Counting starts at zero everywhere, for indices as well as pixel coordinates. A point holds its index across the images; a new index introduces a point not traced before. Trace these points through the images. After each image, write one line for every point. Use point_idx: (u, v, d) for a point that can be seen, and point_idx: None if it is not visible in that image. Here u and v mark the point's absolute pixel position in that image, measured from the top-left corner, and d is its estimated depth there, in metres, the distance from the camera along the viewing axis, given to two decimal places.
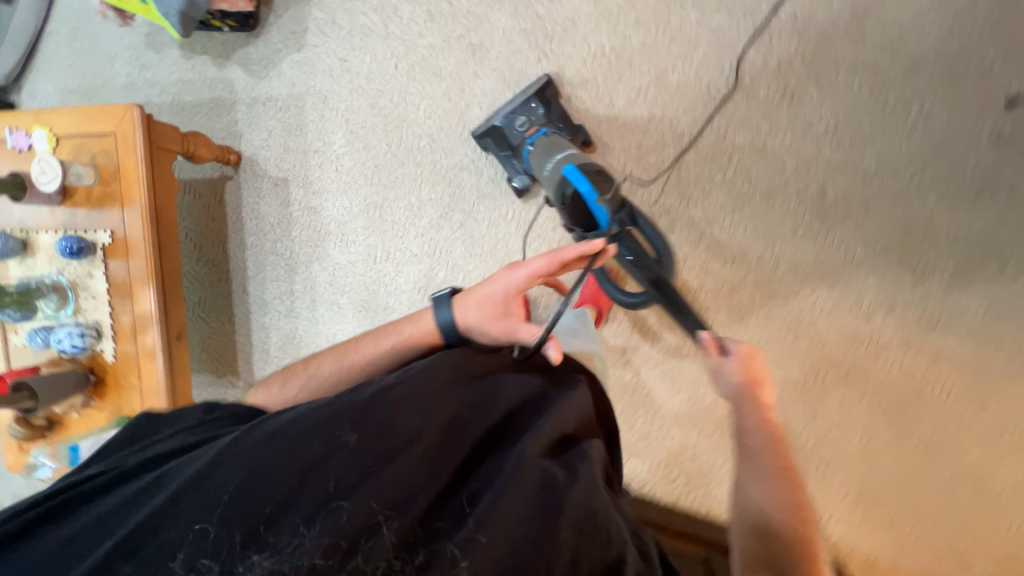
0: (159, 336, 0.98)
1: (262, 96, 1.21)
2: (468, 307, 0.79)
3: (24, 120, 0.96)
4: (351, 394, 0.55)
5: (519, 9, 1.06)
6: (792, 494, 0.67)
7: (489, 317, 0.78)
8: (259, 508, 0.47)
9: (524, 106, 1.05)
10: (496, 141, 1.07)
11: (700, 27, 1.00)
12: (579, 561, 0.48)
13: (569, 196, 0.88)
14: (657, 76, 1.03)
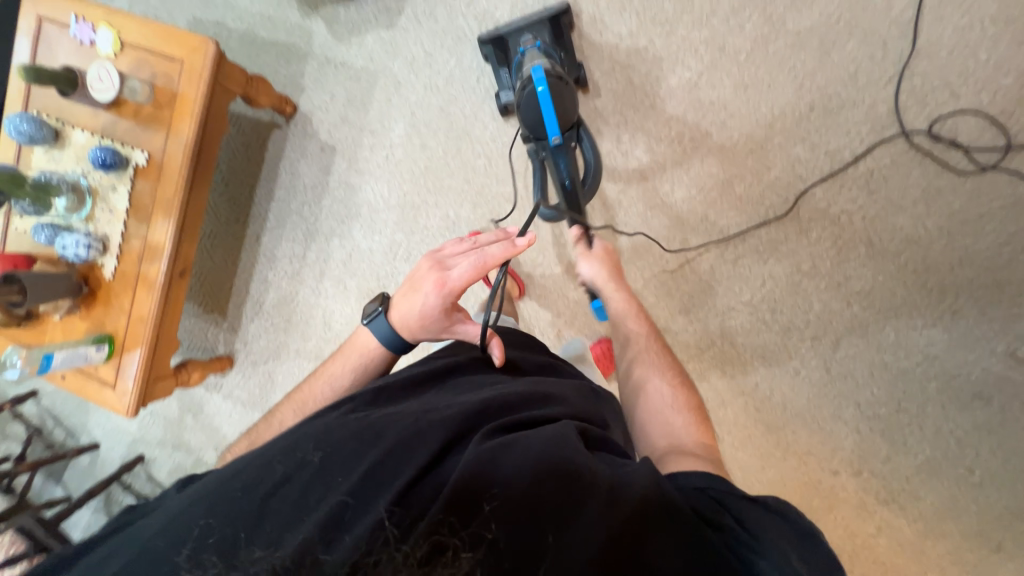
0: (164, 270, 0.96)
1: (337, 60, 1.18)
2: (404, 318, 0.80)
3: (93, 14, 0.93)
4: (310, 426, 0.59)
5: (616, 69, 1.05)
6: (698, 424, 0.67)
7: (428, 324, 0.78)
8: (224, 526, 0.48)
9: (533, 27, 1.03)
10: (499, 57, 1.06)
11: (779, 151, 1.00)
12: (542, 510, 0.46)
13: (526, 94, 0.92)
14: (723, 182, 1.03)
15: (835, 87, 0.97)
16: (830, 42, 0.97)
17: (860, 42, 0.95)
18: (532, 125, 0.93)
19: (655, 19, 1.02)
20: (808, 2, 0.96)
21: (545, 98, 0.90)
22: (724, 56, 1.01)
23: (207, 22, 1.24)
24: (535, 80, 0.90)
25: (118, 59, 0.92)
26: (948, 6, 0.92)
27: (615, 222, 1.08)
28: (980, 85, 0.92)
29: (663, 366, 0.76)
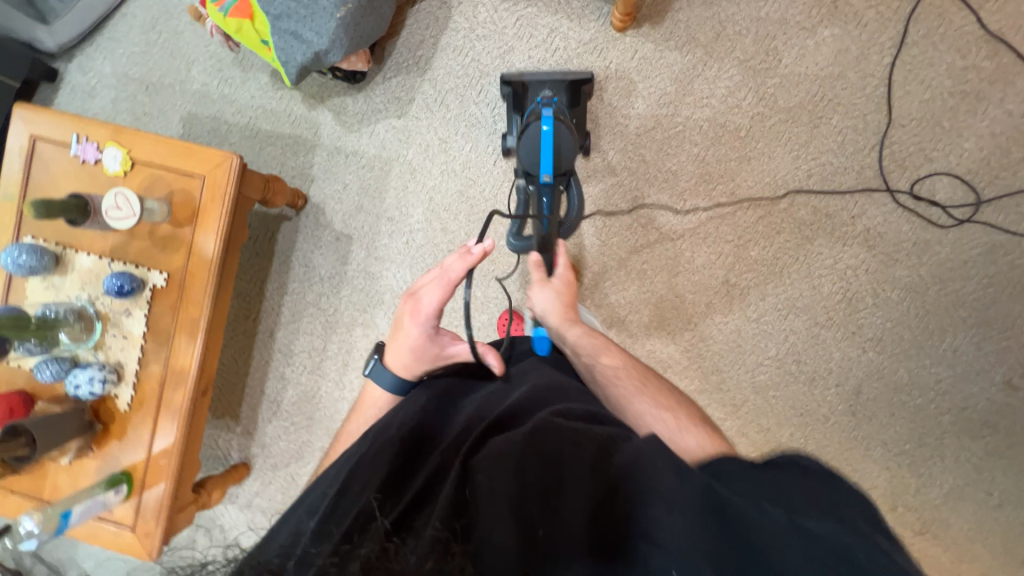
0: (190, 394, 0.89)
1: (347, 149, 1.17)
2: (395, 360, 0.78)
3: (99, 133, 0.88)
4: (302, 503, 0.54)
5: (628, 148, 1.11)
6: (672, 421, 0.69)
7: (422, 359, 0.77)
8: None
9: (555, 84, 1.05)
10: (513, 102, 1.08)
11: (786, 215, 1.08)
12: (548, 460, 0.48)
13: (531, 130, 0.95)
14: (739, 247, 1.09)
15: (828, 156, 1.07)
16: (819, 116, 1.06)
17: (844, 116, 1.06)
18: (528, 157, 0.96)
19: (660, 102, 1.09)
20: (795, 82, 1.06)
21: (544, 139, 0.93)
22: (726, 133, 1.08)
23: (203, 117, 1.20)
24: (540, 120, 0.93)
25: (128, 178, 0.88)
26: (913, 83, 1.04)
27: (642, 290, 1.11)
28: (949, 149, 1.05)
29: (648, 396, 0.73)
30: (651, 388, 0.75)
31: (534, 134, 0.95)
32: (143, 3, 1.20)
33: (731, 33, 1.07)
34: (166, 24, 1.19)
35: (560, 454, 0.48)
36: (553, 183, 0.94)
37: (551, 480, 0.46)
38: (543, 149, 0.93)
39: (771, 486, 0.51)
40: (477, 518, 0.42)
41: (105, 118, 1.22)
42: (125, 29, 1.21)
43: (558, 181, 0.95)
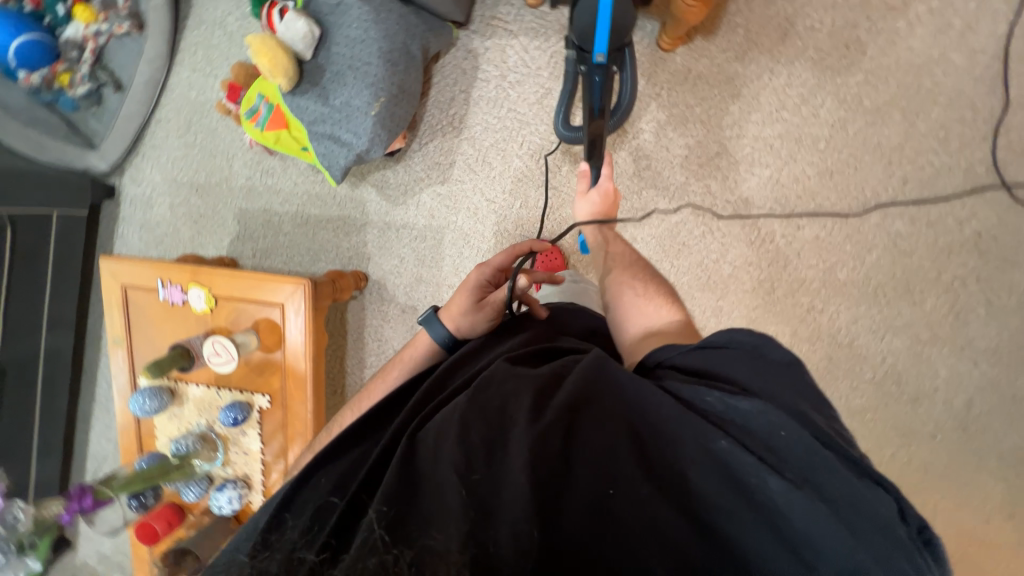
0: None
1: (397, 223, 1.15)
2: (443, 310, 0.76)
3: (178, 275, 0.93)
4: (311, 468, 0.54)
5: (690, 180, 1.02)
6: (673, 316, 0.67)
7: (464, 309, 0.74)
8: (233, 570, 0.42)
9: None
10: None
11: (879, 230, 0.97)
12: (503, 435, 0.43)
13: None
14: (825, 271, 1.01)
15: (927, 156, 0.94)
16: (913, 112, 0.93)
17: (944, 107, 0.92)
18: (582, 23, 0.81)
19: (722, 123, 0.99)
20: (882, 78, 0.93)
21: (607, 7, 0.77)
22: (803, 147, 0.97)
23: (254, 211, 1.21)
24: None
25: (215, 314, 0.93)
26: None
27: (719, 328, 1.06)
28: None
29: (636, 287, 0.72)
30: (647, 281, 0.74)
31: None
32: (175, 106, 1.20)
33: (799, 31, 0.94)
34: (200, 124, 1.20)
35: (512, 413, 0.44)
36: (609, 62, 0.85)
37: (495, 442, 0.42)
38: (601, 18, 0.78)
39: (724, 380, 0.47)
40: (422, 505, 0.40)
41: (166, 225, 1.26)
42: (165, 135, 1.22)
43: (613, 58, 0.85)
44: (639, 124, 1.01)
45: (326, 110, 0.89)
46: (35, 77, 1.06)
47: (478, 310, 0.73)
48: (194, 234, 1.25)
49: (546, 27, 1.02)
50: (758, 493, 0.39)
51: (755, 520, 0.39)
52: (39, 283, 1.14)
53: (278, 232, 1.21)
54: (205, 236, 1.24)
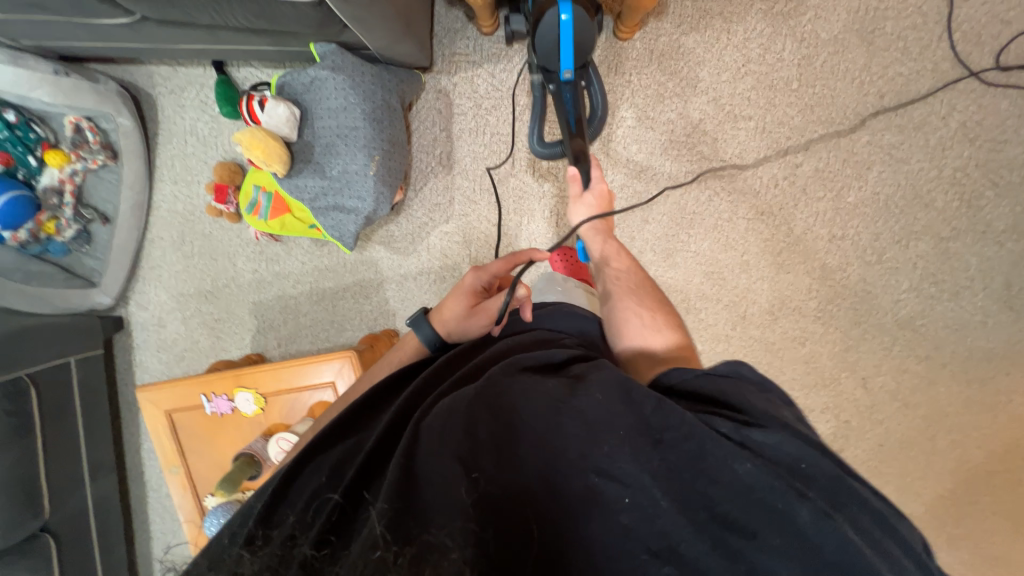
0: None
1: (413, 272, 1.15)
2: (436, 312, 0.75)
3: (221, 384, 0.91)
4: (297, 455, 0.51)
5: (682, 151, 1.04)
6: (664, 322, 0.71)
7: (457, 313, 0.73)
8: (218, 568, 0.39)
9: None
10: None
11: (872, 146, 1.01)
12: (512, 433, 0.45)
13: (548, 19, 0.78)
14: (834, 198, 1.03)
15: (892, 68, 0.99)
16: (868, 33, 0.98)
17: (892, 20, 0.97)
18: (545, 45, 0.82)
19: (696, 91, 1.02)
20: (831, 10, 0.98)
21: (568, 29, 0.79)
22: (778, 92, 1.01)
23: (269, 300, 1.20)
24: (562, 3, 0.76)
25: (268, 412, 0.91)
26: None
27: (752, 282, 1.07)
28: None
29: (638, 300, 0.73)
30: (649, 303, 0.73)
31: (552, 20, 0.79)
32: (165, 222, 1.20)
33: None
34: (194, 232, 1.19)
35: (519, 419, 0.46)
36: (575, 77, 0.88)
37: (503, 443, 0.44)
38: (563, 38, 0.80)
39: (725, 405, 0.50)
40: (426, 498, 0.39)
41: (183, 340, 1.24)
42: (161, 253, 1.22)
43: (576, 74, 0.88)
44: (619, 113, 1.04)
45: (329, 182, 0.90)
46: (22, 233, 1.03)
47: (469, 314, 0.72)
48: (214, 342, 1.23)
49: (504, 49, 1.05)
50: (725, 475, 0.41)
51: (733, 503, 0.40)
52: (73, 434, 1.10)
53: (296, 315, 1.20)
54: (225, 339, 1.22)
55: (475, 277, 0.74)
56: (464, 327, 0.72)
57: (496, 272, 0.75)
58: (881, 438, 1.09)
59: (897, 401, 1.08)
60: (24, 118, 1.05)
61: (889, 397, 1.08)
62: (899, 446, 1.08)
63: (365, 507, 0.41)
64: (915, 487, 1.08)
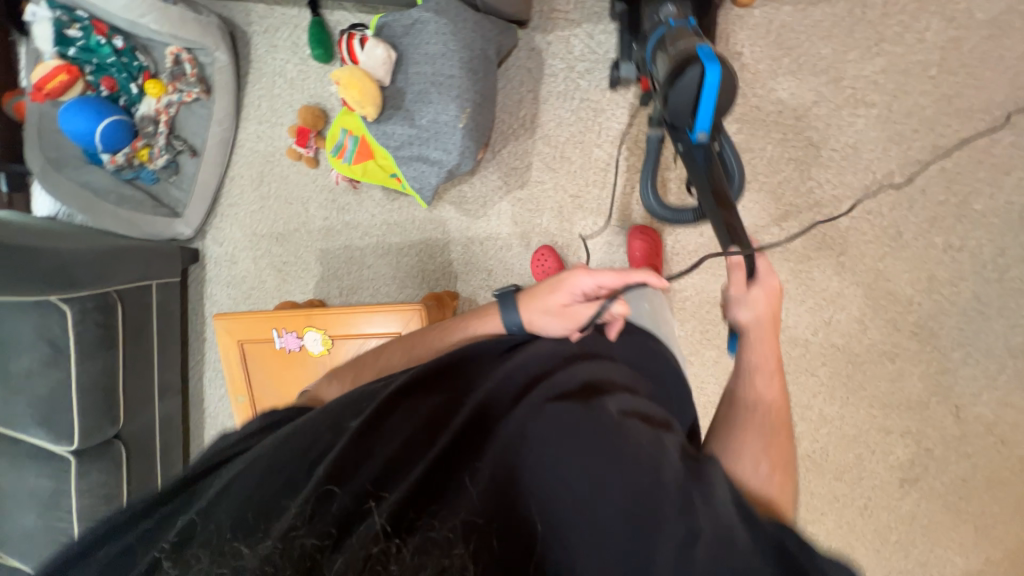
0: None
1: (480, 236, 1.13)
2: (525, 293, 0.63)
3: (293, 322, 0.93)
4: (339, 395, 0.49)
5: (789, 136, 0.95)
6: (773, 479, 0.48)
7: (541, 304, 0.60)
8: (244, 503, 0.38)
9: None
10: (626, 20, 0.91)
11: (1015, 149, 0.89)
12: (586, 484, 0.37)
13: (688, 75, 0.67)
14: (958, 203, 0.92)
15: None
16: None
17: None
18: (679, 104, 0.70)
19: (816, 69, 0.93)
20: None
21: (713, 88, 0.66)
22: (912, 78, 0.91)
23: (335, 248, 1.22)
24: (705, 61, 0.66)
25: (332, 354, 0.92)
26: None
27: (844, 286, 0.98)
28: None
29: (764, 436, 0.52)
30: (777, 453, 0.50)
31: (694, 79, 0.67)
32: (246, 161, 1.23)
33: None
34: (272, 173, 1.22)
35: (599, 478, 0.37)
36: (713, 141, 0.72)
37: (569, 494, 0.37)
38: (705, 100, 0.67)
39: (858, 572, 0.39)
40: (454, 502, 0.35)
41: (251, 278, 1.28)
42: (239, 191, 1.25)
43: (716, 134, 0.73)
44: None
45: (416, 133, 0.88)
46: (119, 157, 1.09)
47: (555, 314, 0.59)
48: (280, 283, 1.26)
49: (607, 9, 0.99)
50: None
51: None
52: (146, 355, 1.16)
53: (361, 265, 1.21)
54: (290, 282, 1.26)
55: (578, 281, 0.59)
56: (545, 322, 0.60)
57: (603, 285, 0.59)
58: (964, 472, 0.99)
59: (993, 436, 0.97)
60: (130, 45, 1.09)
61: (985, 431, 0.98)
62: (985, 484, 0.98)
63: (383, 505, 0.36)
64: (995, 530, 0.98)
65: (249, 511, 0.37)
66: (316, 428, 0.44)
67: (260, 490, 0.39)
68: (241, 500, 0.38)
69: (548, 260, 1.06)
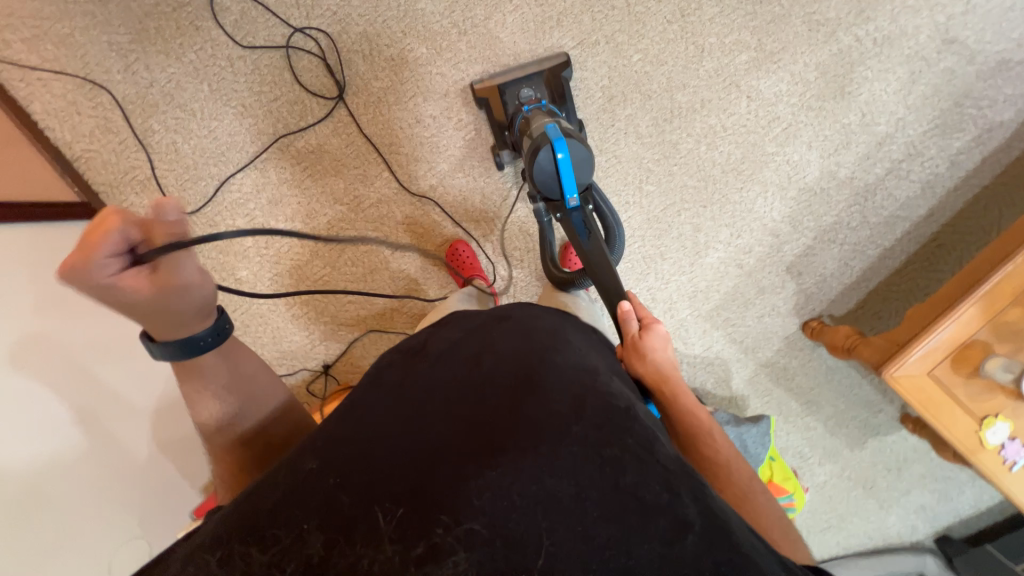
0: None
1: (739, 340, 1.15)
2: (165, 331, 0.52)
3: (990, 456, 0.84)
4: (374, 429, 0.49)
5: (492, 206, 1.09)
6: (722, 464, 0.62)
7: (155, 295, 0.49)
8: (347, 512, 0.41)
9: (533, 85, 0.97)
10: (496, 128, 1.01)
11: (377, 58, 1.02)
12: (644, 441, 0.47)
13: (539, 156, 0.78)
14: (437, 53, 1.02)
15: (308, 105, 1.04)
16: (302, 141, 1.06)
17: (281, 131, 1.06)
18: (545, 180, 0.78)
19: (442, 231, 1.11)
20: (314, 184, 1.08)
21: (566, 166, 0.77)
22: (388, 168, 1.08)
23: (841, 437, 1.21)
24: (554, 144, 0.76)
25: (1000, 407, 0.83)
26: (215, 124, 1.06)
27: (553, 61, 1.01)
28: (190, 36, 1.02)
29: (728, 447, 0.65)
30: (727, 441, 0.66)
31: (548, 160, 0.77)
32: (822, 548, 1.29)
33: (349, 253, 1.12)
34: (817, 523, 1.27)
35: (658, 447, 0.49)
36: (584, 202, 0.80)
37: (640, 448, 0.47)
38: (563, 176, 0.77)
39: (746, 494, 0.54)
40: (474, 467, 0.43)
41: (924, 481, 1.24)
42: (849, 539, 1.28)
43: (585, 201, 0.82)
44: (496, 273, 1.12)
45: None
46: None
47: (176, 289, 0.48)
48: (906, 461, 1.23)
49: None
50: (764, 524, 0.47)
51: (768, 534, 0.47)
52: None
53: (835, 408, 1.20)
54: (900, 451, 1.22)
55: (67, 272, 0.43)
56: (184, 305, 0.50)
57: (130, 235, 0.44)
58: None
59: None
60: None
61: None
62: None
63: (444, 525, 0.40)
64: None
65: (332, 529, 0.40)
66: (384, 453, 0.46)
67: (335, 522, 0.41)
68: (325, 512, 0.41)
69: (466, 251, 1.08)
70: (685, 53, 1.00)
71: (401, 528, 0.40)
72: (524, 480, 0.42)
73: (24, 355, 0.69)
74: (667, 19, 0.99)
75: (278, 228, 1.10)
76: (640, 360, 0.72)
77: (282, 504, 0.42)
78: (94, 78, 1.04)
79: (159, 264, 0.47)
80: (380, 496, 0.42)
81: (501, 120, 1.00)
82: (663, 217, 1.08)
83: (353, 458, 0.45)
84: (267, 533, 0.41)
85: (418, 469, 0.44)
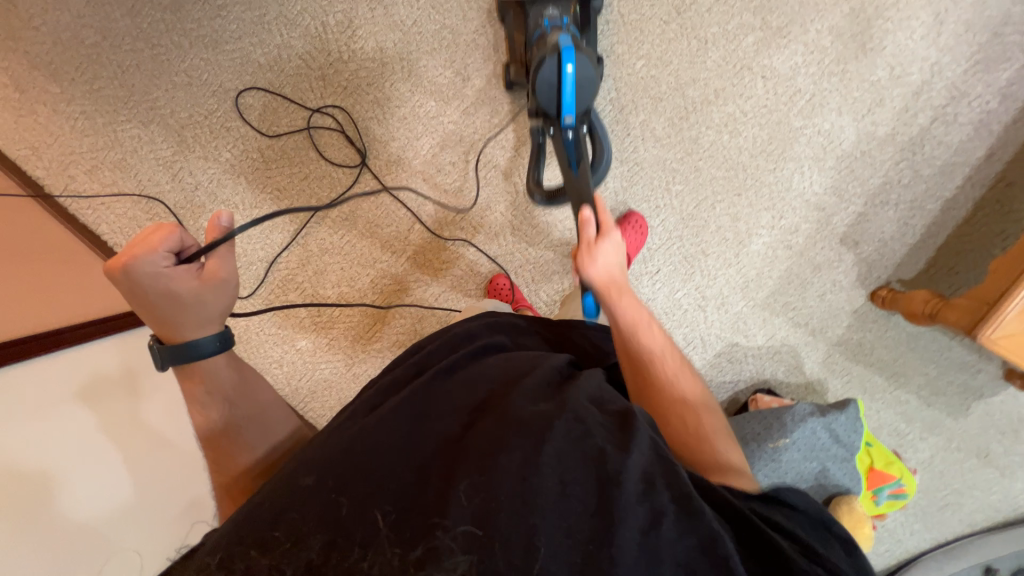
0: None
1: (804, 323, 1.09)
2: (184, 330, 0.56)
3: None
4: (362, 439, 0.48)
5: (523, 234, 1.11)
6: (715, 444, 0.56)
7: (181, 302, 0.55)
8: (347, 520, 0.41)
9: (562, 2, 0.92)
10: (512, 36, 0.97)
11: (391, 120, 1.07)
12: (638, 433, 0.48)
13: (546, 69, 0.79)
14: (446, 103, 1.05)
15: (336, 176, 1.10)
16: (335, 211, 1.12)
17: (315, 205, 1.12)
18: (546, 96, 0.81)
19: (481, 268, 1.13)
20: (351, 247, 1.14)
21: (571, 81, 0.79)
22: (418, 219, 1.12)
23: (940, 406, 1.12)
24: (563, 56, 0.78)
25: None
26: (255, 210, 1.13)
27: None
28: (223, 137, 1.11)
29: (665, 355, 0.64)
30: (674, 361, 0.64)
31: (551, 74, 0.79)
32: (946, 528, 1.17)
33: (397, 306, 1.15)
34: (933, 501, 1.17)
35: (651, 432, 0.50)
36: (578, 122, 0.84)
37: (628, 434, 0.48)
38: (566, 89, 0.79)
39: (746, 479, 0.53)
40: (470, 472, 0.43)
41: None
42: (976, 516, 1.16)
43: (579, 122, 0.85)
44: (540, 297, 1.13)
45: (824, 461, 0.95)
46: None
47: (211, 285, 0.56)
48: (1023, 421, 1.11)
49: None
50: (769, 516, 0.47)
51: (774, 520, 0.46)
52: None
53: (926, 376, 1.11)
54: (1013, 411, 1.11)
55: (123, 264, 0.53)
56: (204, 308, 0.56)
57: (185, 239, 0.56)
58: None
59: None
60: None
61: None
62: None
63: (440, 523, 0.40)
64: None
65: (333, 535, 0.41)
66: (378, 463, 0.46)
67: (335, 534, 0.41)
68: (323, 520, 0.42)
69: (505, 284, 1.10)
70: (689, 50, 0.99)
71: (399, 532, 0.41)
72: (518, 473, 0.43)
73: (97, 397, 0.91)
74: (664, 20, 0.99)
75: (328, 295, 1.16)
76: (591, 264, 0.66)
77: (281, 512, 0.43)
78: (148, 193, 1.14)
79: (207, 263, 0.57)
80: (376, 503, 0.43)
81: (519, 34, 0.95)
82: (698, 213, 1.06)
83: (350, 464, 0.46)
84: (268, 538, 0.41)
85: (412, 477, 0.45)
